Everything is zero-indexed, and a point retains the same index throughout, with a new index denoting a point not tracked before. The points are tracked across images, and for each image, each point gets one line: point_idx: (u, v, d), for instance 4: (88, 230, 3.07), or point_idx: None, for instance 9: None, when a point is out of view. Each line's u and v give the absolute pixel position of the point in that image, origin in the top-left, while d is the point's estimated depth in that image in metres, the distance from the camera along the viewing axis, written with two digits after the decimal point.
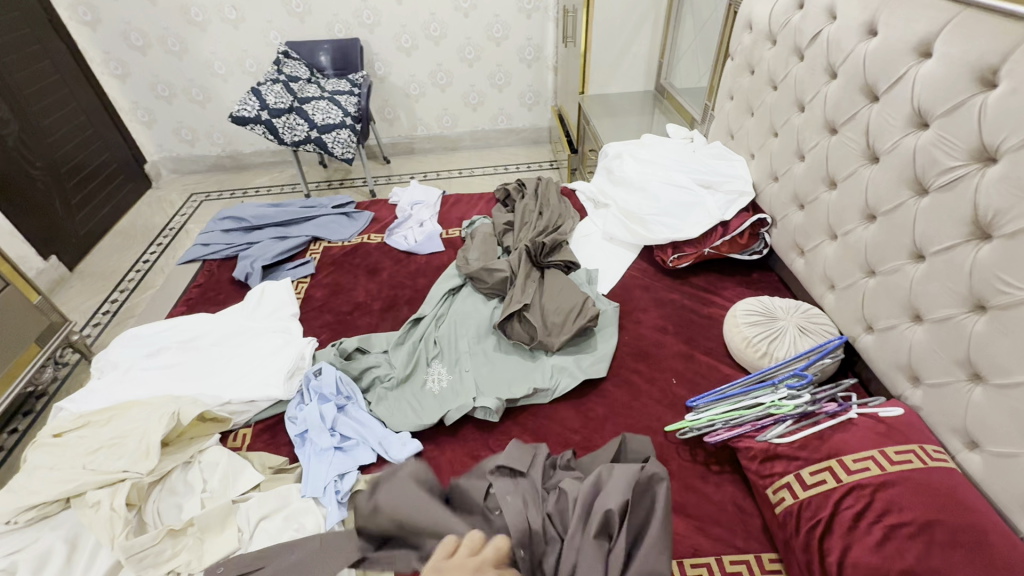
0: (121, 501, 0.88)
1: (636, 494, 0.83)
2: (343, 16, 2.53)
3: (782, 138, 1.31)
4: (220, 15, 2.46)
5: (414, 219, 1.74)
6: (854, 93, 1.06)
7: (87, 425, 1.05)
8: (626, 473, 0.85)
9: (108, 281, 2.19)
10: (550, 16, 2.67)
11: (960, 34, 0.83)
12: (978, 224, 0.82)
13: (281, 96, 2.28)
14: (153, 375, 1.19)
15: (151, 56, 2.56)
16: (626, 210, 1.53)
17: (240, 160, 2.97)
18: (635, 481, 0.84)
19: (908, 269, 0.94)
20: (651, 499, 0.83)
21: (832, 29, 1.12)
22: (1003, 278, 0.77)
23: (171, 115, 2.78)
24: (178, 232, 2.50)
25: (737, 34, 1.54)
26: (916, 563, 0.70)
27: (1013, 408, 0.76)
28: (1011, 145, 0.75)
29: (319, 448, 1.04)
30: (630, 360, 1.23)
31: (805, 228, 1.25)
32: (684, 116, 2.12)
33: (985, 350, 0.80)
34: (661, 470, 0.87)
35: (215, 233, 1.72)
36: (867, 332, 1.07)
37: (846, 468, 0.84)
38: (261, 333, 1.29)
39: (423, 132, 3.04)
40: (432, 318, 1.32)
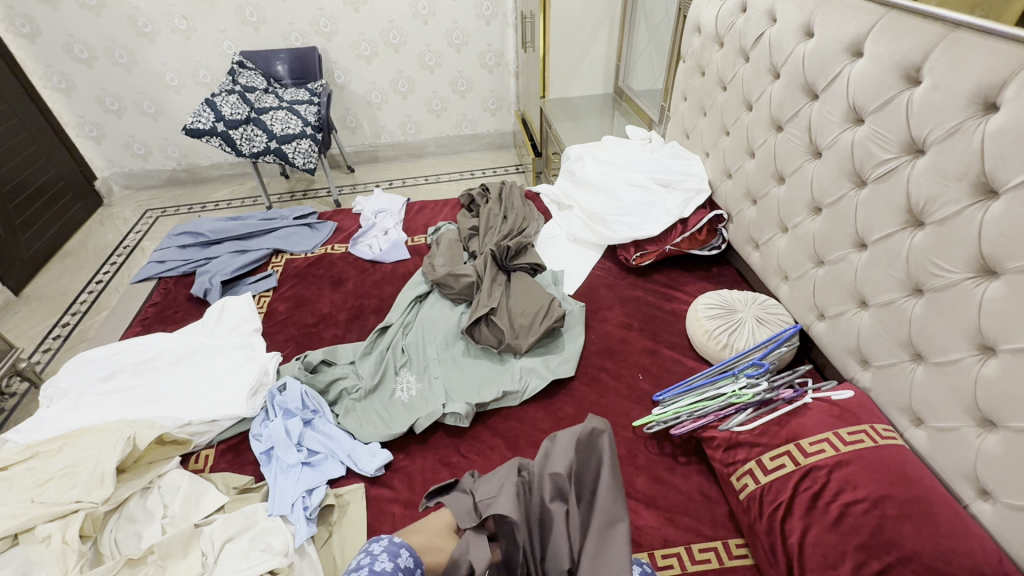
0: (75, 533, 0.84)
1: (580, 452, 0.86)
2: (299, 25, 2.49)
3: (733, 137, 1.36)
4: (170, 25, 2.39)
5: (378, 227, 1.73)
6: (795, 92, 1.10)
7: (35, 456, 0.99)
8: (565, 439, 0.88)
9: (59, 303, 2.09)
10: (509, 22, 2.69)
11: (887, 34, 0.88)
12: (912, 212, 0.86)
13: (237, 107, 2.22)
14: (108, 400, 1.14)
15: (97, 69, 2.47)
16: (589, 211, 1.55)
17: (197, 174, 2.89)
18: (575, 442, 0.87)
19: (853, 258, 0.99)
20: (595, 454, 0.87)
21: (773, 32, 1.17)
22: (936, 262, 0.82)
23: (121, 129, 2.68)
24: (133, 250, 2.41)
25: (687, 37, 1.58)
26: (871, 537, 0.74)
27: (951, 383, 0.81)
28: (935, 138, 0.80)
29: (285, 464, 1.02)
30: (597, 358, 1.25)
31: (758, 222, 1.29)
32: (643, 117, 2.17)
33: (925, 331, 0.85)
34: (598, 420, 0.90)
35: (171, 249, 1.66)
36: (819, 320, 1.12)
37: (804, 451, 0.87)
38: (222, 351, 1.25)
39: (387, 140, 3.01)
40: (399, 326, 1.31)
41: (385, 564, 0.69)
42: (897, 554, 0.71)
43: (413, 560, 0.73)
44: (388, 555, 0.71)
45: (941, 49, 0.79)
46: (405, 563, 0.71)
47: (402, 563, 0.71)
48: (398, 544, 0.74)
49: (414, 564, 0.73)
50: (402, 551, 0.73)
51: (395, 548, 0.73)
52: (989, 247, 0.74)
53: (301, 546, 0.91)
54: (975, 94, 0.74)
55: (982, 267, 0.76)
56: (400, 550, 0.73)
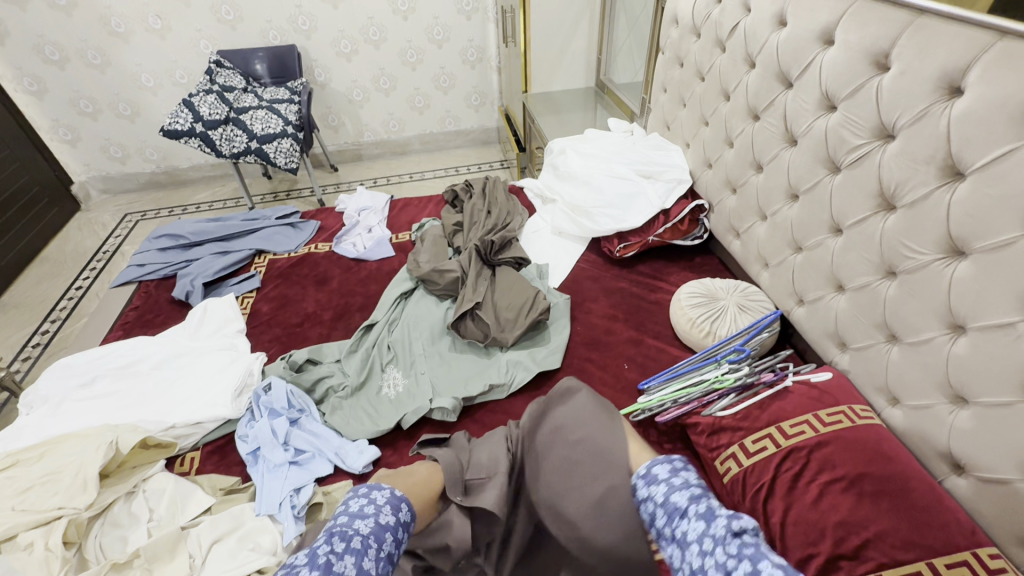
0: (58, 540, 0.83)
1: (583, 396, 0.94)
2: (276, 22, 2.46)
3: (712, 127, 1.38)
4: (144, 24, 2.35)
5: (362, 225, 1.72)
6: (771, 81, 1.12)
7: (14, 463, 0.98)
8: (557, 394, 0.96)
9: (38, 311, 2.05)
10: (490, 17, 2.69)
11: (856, 22, 0.90)
12: (883, 196, 0.88)
13: (215, 107, 2.19)
14: (90, 405, 1.13)
15: (70, 70, 2.42)
16: (573, 204, 1.56)
17: (177, 176, 2.84)
18: (567, 395, 0.95)
19: (829, 243, 1.01)
20: (591, 400, 0.93)
21: (747, 22, 1.19)
22: (908, 245, 0.84)
23: (97, 132, 2.63)
24: (113, 255, 2.37)
25: (665, 29, 1.59)
26: (849, 514, 0.75)
27: (924, 362, 0.83)
28: (904, 122, 0.82)
29: (272, 464, 1.01)
30: (584, 349, 1.26)
31: (738, 211, 1.31)
32: (624, 110, 2.18)
33: (898, 312, 0.87)
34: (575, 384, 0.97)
35: (151, 252, 1.64)
36: (799, 306, 1.14)
37: (785, 433, 0.89)
38: (205, 353, 1.24)
39: (370, 138, 2.99)
40: (385, 323, 1.32)
41: (389, 518, 0.70)
42: (874, 529, 0.73)
43: (410, 515, 0.74)
44: (391, 509, 0.72)
45: (908, 35, 0.80)
46: (404, 517, 0.73)
47: (402, 519, 0.72)
48: (399, 498, 0.74)
49: (411, 518, 0.74)
50: (403, 504, 0.74)
51: (397, 502, 0.73)
52: (956, 228, 0.76)
53: (289, 543, 0.91)
54: (940, 78, 0.76)
55: (951, 248, 0.78)
56: (401, 504, 0.74)
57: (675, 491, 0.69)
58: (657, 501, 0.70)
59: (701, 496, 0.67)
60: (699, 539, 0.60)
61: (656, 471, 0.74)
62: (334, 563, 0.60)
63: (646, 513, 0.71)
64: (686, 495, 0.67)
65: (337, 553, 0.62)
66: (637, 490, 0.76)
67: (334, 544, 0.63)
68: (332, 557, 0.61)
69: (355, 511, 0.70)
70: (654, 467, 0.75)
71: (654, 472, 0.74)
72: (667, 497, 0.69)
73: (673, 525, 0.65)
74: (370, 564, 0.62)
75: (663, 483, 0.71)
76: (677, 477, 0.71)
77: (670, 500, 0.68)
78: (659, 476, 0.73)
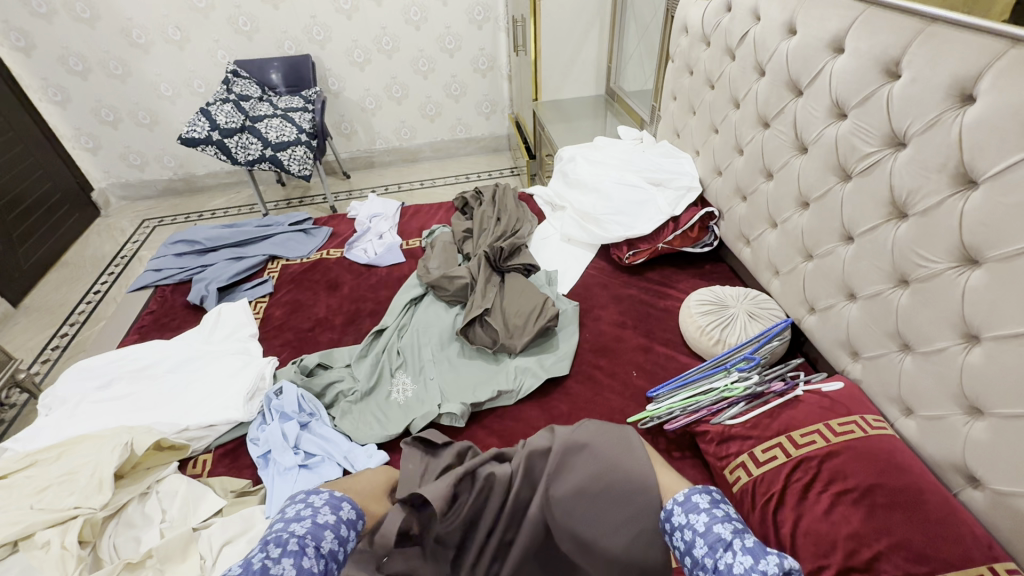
0: (73, 539, 0.85)
1: (598, 442, 0.83)
2: (292, 33, 2.51)
3: (722, 134, 1.38)
4: (163, 35, 2.41)
5: (373, 232, 1.74)
6: (781, 89, 1.12)
7: (33, 463, 1.00)
8: (568, 436, 0.83)
9: (57, 315, 2.10)
10: (501, 26, 2.72)
11: (866, 30, 0.89)
12: (895, 204, 0.88)
13: (232, 116, 2.24)
14: (106, 407, 1.15)
15: (92, 80, 2.49)
16: (582, 211, 1.56)
17: (193, 183, 2.90)
18: (578, 442, 0.83)
19: (840, 251, 1.00)
20: (606, 439, 0.83)
21: (757, 30, 1.19)
22: (920, 253, 0.83)
23: (117, 140, 2.70)
24: (131, 260, 2.42)
25: (675, 37, 1.60)
26: (861, 526, 0.74)
27: (938, 372, 0.82)
28: (915, 130, 0.82)
29: (283, 467, 1.03)
30: (592, 356, 1.25)
31: (748, 218, 1.30)
32: (634, 118, 2.19)
33: (911, 321, 0.86)
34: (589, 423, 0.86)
35: (168, 258, 1.68)
36: (810, 314, 1.13)
37: (795, 443, 0.88)
38: (218, 357, 1.26)
39: (382, 146, 3.03)
40: (395, 329, 1.33)
41: (328, 518, 0.68)
42: (885, 542, 0.72)
43: (354, 512, 0.73)
44: (331, 508, 0.70)
45: (918, 43, 0.80)
46: (347, 514, 0.71)
47: (343, 516, 0.70)
48: (340, 497, 0.73)
49: (354, 516, 0.73)
50: (343, 502, 0.72)
51: (337, 501, 0.72)
52: (969, 237, 0.75)
53: None
54: (952, 86, 0.76)
55: (964, 256, 0.77)
56: (342, 503, 0.72)
57: (717, 523, 0.66)
58: (696, 530, 0.67)
59: (745, 531, 0.65)
60: (746, 573, 0.58)
61: (696, 500, 0.70)
62: (271, 566, 0.59)
63: (680, 541, 0.68)
64: (729, 527, 0.65)
65: (274, 557, 0.60)
66: (670, 516, 0.72)
67: (270, 551, 0.61)
68: (267, 562, 0.59)
69: (291, 515, 0.68)
70: (694, 495, 0.71)
71: (694, 501, 0.70)
72: (709, 527, 0.66)
73: (715, 556, 0.62)
74: (310, 563, 0.61)
75: (705, 513, 0.68)
76: (719, 508, 0.69)
77: (713, 532, 0.65)
78: (699, 505, 0.70)
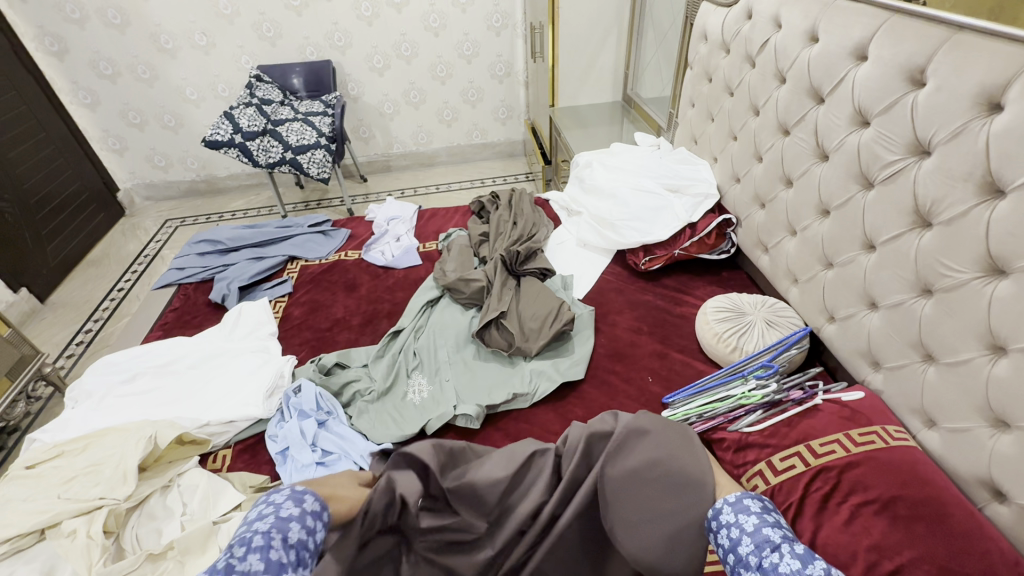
0: (98, 528, 0.87)
1: (661, 431, 0.78)
2: (314, 39, 2.56)
3: (741, 141, 1.37)
4: (190, 41, 2.47)
5: (391, 234, 1.76)
6: (802, 97, 1.12)
7: (61, 454, 1.03)
8: (630, 420, 0.78)
9: (82, 311, 2.15)
10: (519, 33, 2.74)
11: (891, 38, 0.89)
12: (919, 213, 0.87)
13: (254, 119, 2.29)
14: (130, 401, 1.18)
15: (121, 84, 2.56)
16: (598, 217, 1.57)
17: (215, 185, 2.96)
18: (640, 427, 0.78)
19: (861, 259, 0.99)
20: (668, 431, 0.78)
21: (778, 38, 1.19)
22: (945, 263, 0.82)
23: (143, 142, 2.77)
24: (154, 259, 2.47)
25: (694, 45, 1.61)
26: (882, 538, 0.73)
27: (962, 384, 0.81)
28: (940, 138, 0.81)
29: (301, 464, 1.04)
30: (608, 361, 1.25)
31: (766, 226, 1.30)
32: (651, 124, 2.19)
33: (935, 331, 0.85)
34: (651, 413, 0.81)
35: (191, 257, 1.72)
36: (830, 322, 1.12)
37: (814, 452, 0.87)
38: (238, 354, 1.29)
39: (399, 150, 3.07)
40: (411, 330, 1.34)
41: (293, 510, 0.63)
42: (908, 555, 0.70)
43: (320, 503, 0.67)
44: (294, 501, 0.65)
45: (945, 51, 0.80)
46: (312, 506, 0.66)
47: (308, 507, 0.65)
48: (302, 490, 0.67)
49: (322, 506, 0.67)
50: (307, 495, 0.67)
51: (300, 494, 0.67)
52: (996, 247, 0.74)
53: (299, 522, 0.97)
54: (979, 95, 0.75)
55: (990, 266, 0.76)
56: (306, 495, 0.67)
57: (766, 526, 0.63)
58: (744, 529, 0.63)
59: (795, 540, 0.62)
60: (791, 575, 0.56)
61: (748, 502, 0.67)
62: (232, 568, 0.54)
63: (723, 538, 0.65)
64: (779, 532, 0.62)
65: (237, 557, 0.55)
66: (716, 514, 0.68)
67: (232, 551, 0.56)
68: (231, 562, 0.55)
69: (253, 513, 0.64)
70: (746, 497, 0.68)
71: (745, 503, 0.67)
72: (758, 528, 0.63)
73: (760, 555, 0.60)
74: (277, 556, 0.57)
75: (755, 515, 0.65)
76: (770, 514, 0.66)
77: (761, 533, 0.62)
78: (750, 508, 0.66)
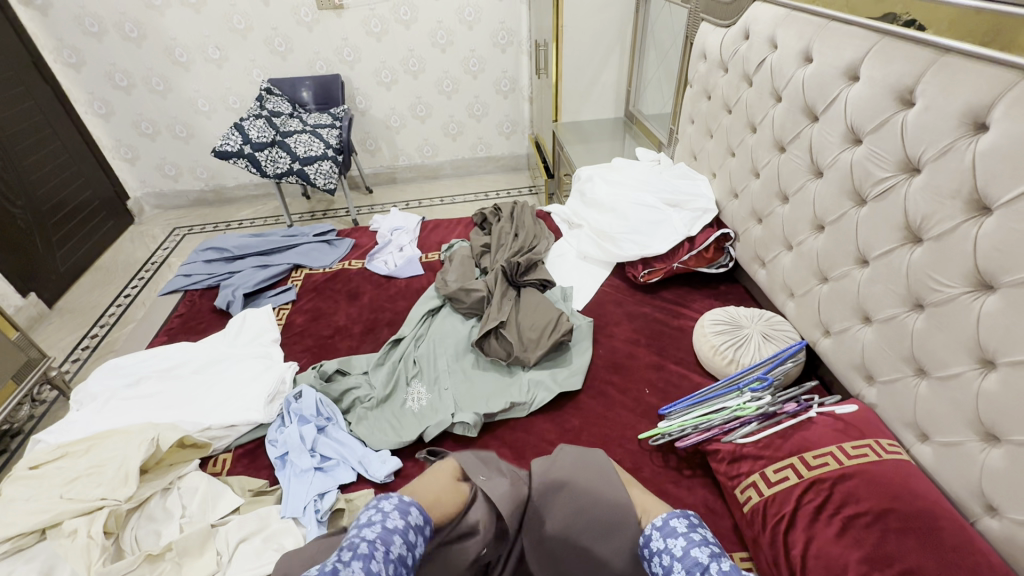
0: (99, 528, 0.88)
1: (577, 476, 0.87)
2: (324, 54, 2.62)
3: (738, 157, 1.40)
4: (203, 55, 2.54)
5: (394, 245, 1.79)
6: (797, 115, 1.14)
7: (65, 455, 1.04)
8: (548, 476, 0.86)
9: (89, 316, 2.18)
10: (524, 50, 2.80)
11: (881, 59, 0.92)
12: (910, 228, 0.88)
13: (263, 131, 2.34)
14: (134, 404, 1.20)
15: (135, 95, 2.63)
16: (598, 229, 1.59)
17: (224, 194, 3.01)
18: (559, 480, 0.86)
19: (855, 274, 1.01)
20: (585, 475, 0.87)
21: (774, 57, 1.22)
22: (935, 277, 0.83)
23: (154, 152, 2.83)
24: (160, 266, 2.51)
25: (694, 63, 1.64)
26: (873, 550, 0.73)
27: (954, 398, 0.81)
28: (930, 156, 0.83)
29: (299, 469, 1.05)
30: (605, 372, 1.27)
31: (764, 240, 1.31)
32: (653, 140, 2.22)
33: (926, 346, 0.86)
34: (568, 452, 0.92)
35: (198, 264, 1.75)
36: (825, 336, 1.13)
37: (808, 464, 0.88)
38: (241, 360, 1.31)
39: (404, 162, 3.12)
40: (412, 338, 1.36)
41: (399, 522, 0.66)
42: (899, 567, 0.71)
43: (421, 517, 0.71)
44: (400, 513, 0.68)
45: (933, 72, 0.82)
46: (415, 520, 0.70)
47: (413, 521, 0.69)
48: (408, 502, 0.71)
49: (422, 522, 0.71)
50: (411, 507, 0.71)
51: (405, 506, 0.70)
52: (984, 262, 0.75)
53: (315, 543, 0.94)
54: (965, 114, 0.77)
55: (979, 281, 0.78)
56: (410, 508, 0.71)
57: (694, 547, 0.68)
58: (674, 555, 0.68)
59: (721, 554, 0.66)
60: None
61: (674, 524, 0.72)
62: (341, 569, 0.57)
63: (658, 565, 0.70)
64: (706, 551, 0.66)
65: (344, 561, 0.58)
66: (648, 540, 0.73)
67: (342, 554, 0.60)
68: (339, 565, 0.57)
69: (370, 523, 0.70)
70: (672, 520, 0.73)
71: (672, 525, 0.72)
72: (686, 551, 0.67)
73: None
74: (379, 567, 0.59)
75: (682, 536, 0.70)
76: (696, 532, 0.70)
77: (689, 555, 0.66)
78: (677, 529, 0.72)
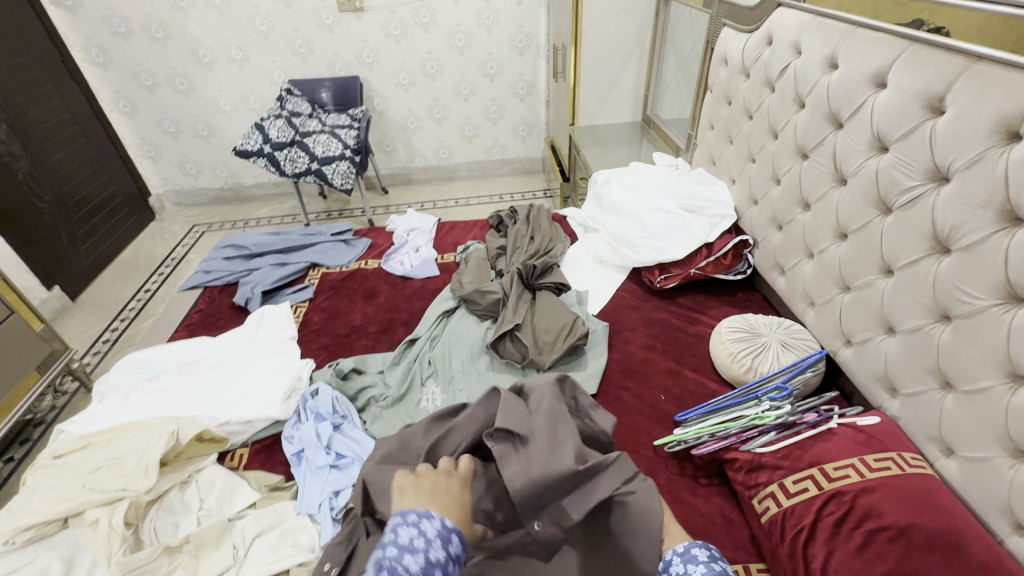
0: (119, 518, 0.89)
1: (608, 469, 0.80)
2: (343, 56, 2.65)
3: (759, 163, 1.38)
4: (226, 55, 2.58)
5: (411, 245, 1.80)
6: (820, 121, 1.13)
7: (87, 446, 1.06)
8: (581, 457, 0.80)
9: (110, 310, 2.22)
10: (541, 53, 2.81)
11: (910, 66, 0.90)
12: (938, 238, 0.87)
13: (283, 131, 2.38)
14: (154, 397, 1.22)
15: (159, 94, 2.68)
16: (614, 234, 1.59)
17: (242, 193, 3.06)
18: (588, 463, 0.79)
19: (879, 284, 0.99)
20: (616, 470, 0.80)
21: (798, 63, 1.21)
22: (964, 289, 0.82)
23: (177, 150, 2.88)
24: (180, 262, 2.55)
25: (714, 68, 1.63)
26: (896, 565, 0.72)
27: (981, 412, 0.80)
28: (959, 165, 0.82)
29: (315, 466, 1.05)
30: (620, 377, 1.26)
31: (784, 248, 1.30)
32: (670, 145, 2.21)
33: (953, 358, 0.84)
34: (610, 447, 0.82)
35: (217, 260, 1.78)
36: (846, 346, 1.11)
37: (828, 476, 0.86)
38: (259, 356, 1.32)
39: (420, 164, 3.14)
40: (427, 339, 1.37)
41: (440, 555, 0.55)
42: None
43: (461, 548, 0.60)
44: (442, 542, 0.57)
45: (964, 79, 0.81)
46: (454, 551, 0.59)
47: (453, 553, 0.58)
48: (449, 528, 0.60)
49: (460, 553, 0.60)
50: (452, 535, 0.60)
51: (447, 533, 0.59)
52: (1015, 274, 0.74)
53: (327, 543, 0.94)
54: (997, 123, 0.76)
55: (1010, 294, 0.76)
56: (451, 536, 0.59)
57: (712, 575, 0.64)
58: None
59: None
60: None
61: (695, 552, 0.69)
62: None
63: None
64: None
65: None
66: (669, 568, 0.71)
67: None
68: None
69: (405, 542, 0.54)
70: (694, 547, 0.70)
71: (693, 552, 0.69)
72: None
73: None
74: None
75: (702, 564, 0.66)
76: (716, 562, 0.66)
77: None
78: (698, 557, 0.69)
